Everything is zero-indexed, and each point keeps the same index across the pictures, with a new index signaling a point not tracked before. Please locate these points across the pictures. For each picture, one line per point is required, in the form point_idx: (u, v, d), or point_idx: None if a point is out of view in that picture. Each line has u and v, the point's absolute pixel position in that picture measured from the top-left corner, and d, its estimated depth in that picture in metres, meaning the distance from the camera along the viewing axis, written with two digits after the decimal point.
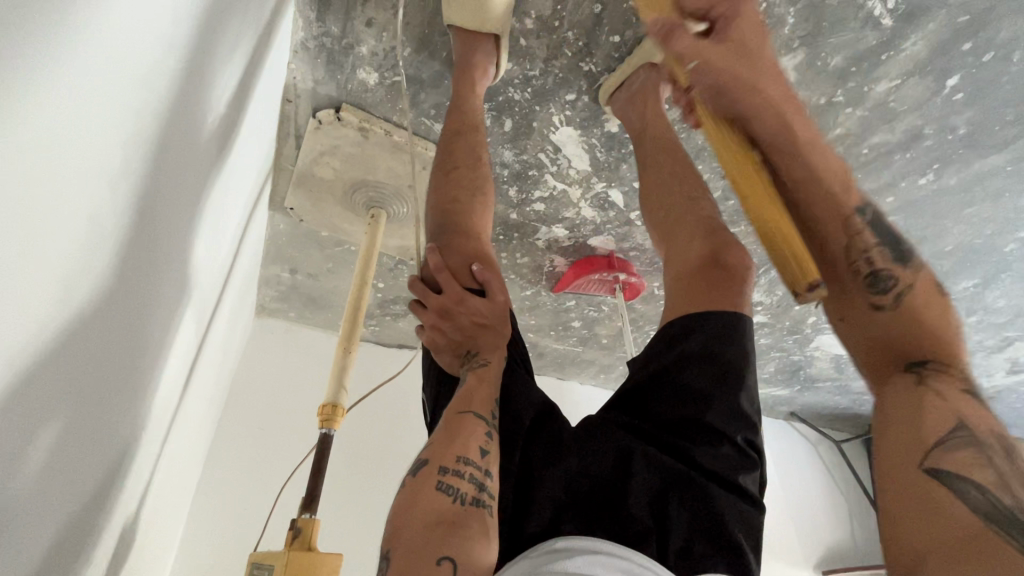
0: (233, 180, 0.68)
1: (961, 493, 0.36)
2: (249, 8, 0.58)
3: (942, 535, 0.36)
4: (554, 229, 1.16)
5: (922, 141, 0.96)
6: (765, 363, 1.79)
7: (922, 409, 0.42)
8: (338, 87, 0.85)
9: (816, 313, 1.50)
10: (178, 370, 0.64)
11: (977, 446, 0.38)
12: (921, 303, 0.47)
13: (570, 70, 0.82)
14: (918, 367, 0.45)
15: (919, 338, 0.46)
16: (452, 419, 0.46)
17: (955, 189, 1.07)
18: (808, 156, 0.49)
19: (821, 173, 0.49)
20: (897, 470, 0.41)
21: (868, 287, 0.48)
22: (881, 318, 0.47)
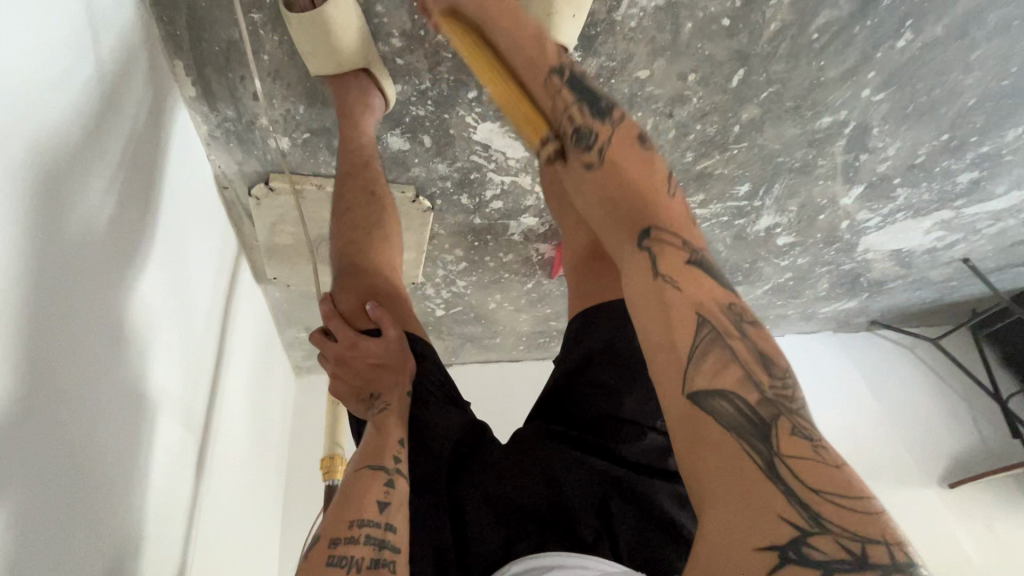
0: (175, 265, 0.73)
1: (715, 412, 0.37)
2: (129, 115, 0.63)
3: (708, 471, 0.36)
4: (524, 220, 1.13)
5: (878, 3, 0.83)
6: (817, 280, 1.65)
7: (665, 300, 0.44)
8: (260, 161, 0.89)
9: (848, 216, 1.36)
10: (172, 451, 0.70)
11: (713, 341, 0.40)
12: (623, 152, 0.53)
13: (459, 70, 0.80)
14: (645, 239, 0.48)
15: (648, 206, 0.49)
16: (347, 489, 0.51)
17: (947, 39, 0.91)
18: (510, 39, 0.62)
19: (523, 47, 0.61)
20: (662, 386, 0.41)
21: (572, 140, 0.55)
22: (590, 173, 0.53)
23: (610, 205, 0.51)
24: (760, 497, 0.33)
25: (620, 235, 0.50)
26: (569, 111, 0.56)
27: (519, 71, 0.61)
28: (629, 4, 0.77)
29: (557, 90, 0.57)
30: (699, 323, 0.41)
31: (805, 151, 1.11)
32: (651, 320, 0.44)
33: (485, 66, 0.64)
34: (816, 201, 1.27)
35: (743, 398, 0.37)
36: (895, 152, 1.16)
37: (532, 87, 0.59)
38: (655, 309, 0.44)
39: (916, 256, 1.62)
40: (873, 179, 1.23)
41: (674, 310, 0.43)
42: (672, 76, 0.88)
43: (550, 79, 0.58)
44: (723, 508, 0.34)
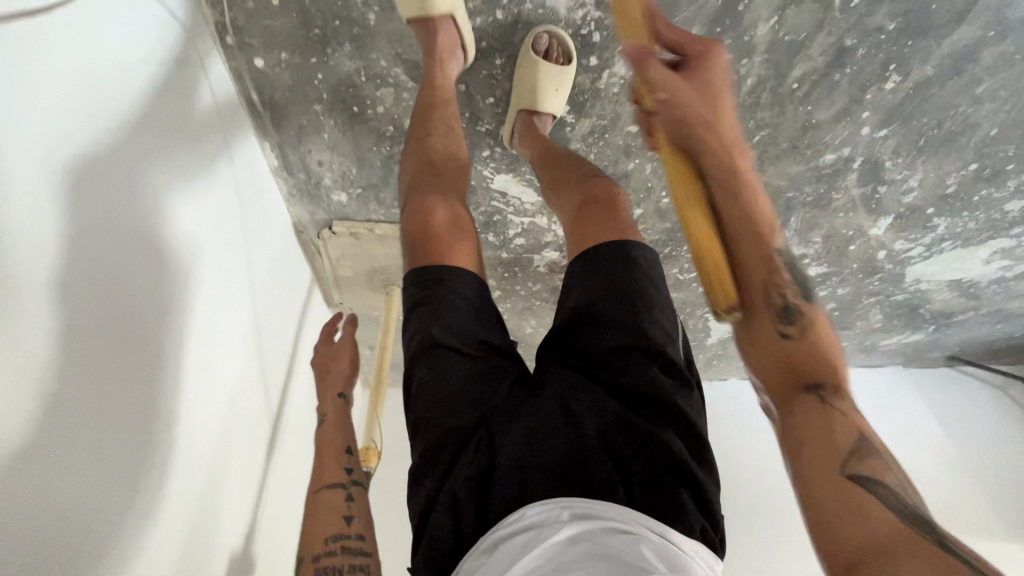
0: (231, 260, 0.88)
1: (877, 496, 0.45)
2: (203, 121, 0.80)
3: (872, 534, 0.43)
4: (547, 254, 1.28)
5: (853, 53, 0.89)
6: (868, 311, 1.60)
7: (832, 414, 0.52)
8: (326, 211, 1.13)
9: (883, 246, 1.34)
10: (217, 416, 0.82)
11: (872, 450, 0.49)
12: (819, 336, 0.57)
13: (472, 135, 0.98)
14: (819, 387, 0.54)
15: (824, 364, 0.56)
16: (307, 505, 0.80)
17: (939, 79, 0.94)
18: (735, 176, 0.62)
19: (750, 194, 0.62)
20: (817, 474, 0.49)
21: (777, 313, 0.58)
22: (790, 340, 0.57)
23: (792, 368, 0.56)
24: (935, 554, 0.40)
25: (790, 384, 0.56)
26: (780, 288, 0.59)
27: (731, 219, 0.61)
28: (609, 74, 0.91)
29: (772, 267, 0.60)
30: (861, 437, 0.51)
31: (814, 186, 1.15)
32: (817, 433, 0.51)
33: (692, 198, 0.61)
34: (841, 232, 1.28)
35: (900, 495, 0.46)
36: (919, 184, 1.16)
37: (734, 235, 0.60)
38: (817, 414, 0.52)
39: (983, 287, 1.52)
40: (901, 210, 1.23)
41: (837, 421, 0.51)
42: None
43: (767, 252, 0.60)
44: (896, 562, 0.40)
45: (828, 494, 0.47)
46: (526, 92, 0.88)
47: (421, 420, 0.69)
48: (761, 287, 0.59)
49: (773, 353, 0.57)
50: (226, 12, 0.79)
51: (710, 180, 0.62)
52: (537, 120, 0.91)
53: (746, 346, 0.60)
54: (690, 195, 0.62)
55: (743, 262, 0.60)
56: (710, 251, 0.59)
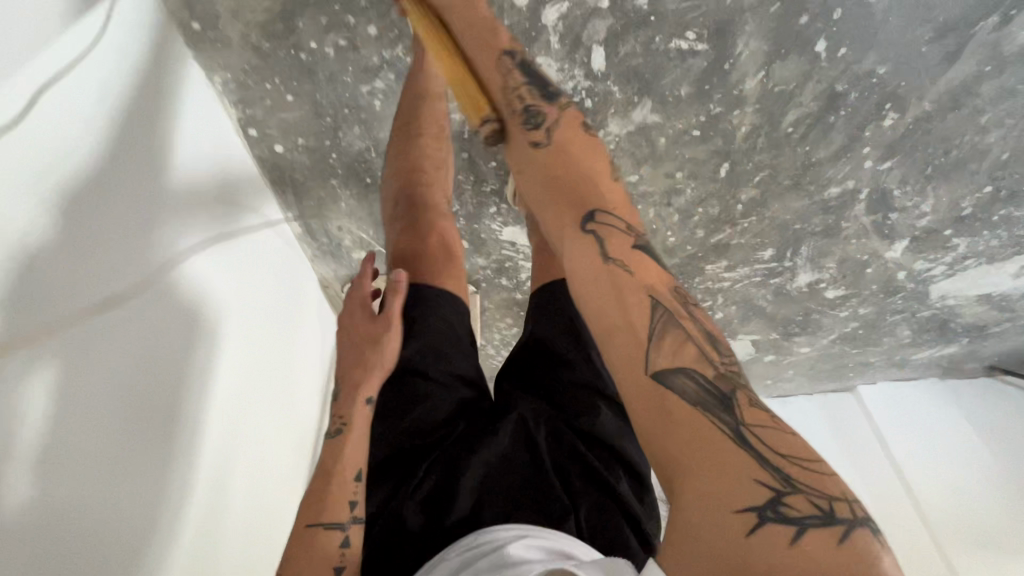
0: (246, 290, 0.90)
1: (676, 389, 0.43)
2: (213, 160, 0.84)
3: (681, 440, 0.41)
4: None
5: (845, 96, 0.90)
6: (894, 328, 1.57)
7: (614, 276, 0.49)
8: (348, 268, 1.21)
9: (903, 267, 1.32)
10: (229, 450, 0.82)
11: (668, 321, 0.46)
12: (566, 130, 0.61)
13: (479, 195, 1.04)
14: (591, 222, 0.53)
15: (596, 194, 0.55)
16: (304, 529, 0.61)
17: (939, 113, 0.94)
18: (457, 9, 0.69)
19: (480, 27, 0.67)
20: (619, 365, 0.46)
21: (524, 121, 0.61)
22: (540, 153, 0.59)
23: (562, 189, 0.56)
24: (734, 464, 0.39)
25: (569, 212, 0.55)
26: (520, 94, 0.63)
27: (476, 53, 0.66)
28: (604, 134, 0.95)
29: (506, 70, 0.65)
30: (652, 297, 0.48)
31: (821, 217, 1.16)
32: (608, 299, 0.49)
33: (447, 52, 0.68)
34: (856, 257, 1.28)
35: (704, 376, 0.43)
36: (933, 208, 1.14)
37: (478, 62, 0.66)
38: (599, 275, 0.50)
39: (1018, 299, 1.47)
40: (916, 234, 1.21)
41: (625, 283, 0.49)
42: (661, 176, 1.03)
43: (500, 60, 0.65)
44: (703, 487, 0.39)
45: (633, 394, 0.45)
46: None
47: (382, 435, 0.71)
48: (510, 105, 0.63)
49: (540, 176, 0.59)
50: (247, 111, 0.87)
51: (456, 31, 0.68)
52: None
53: (517, 175, 0.62)
54: (445, 51, 0.69)
55: (491, 83, 0.65)
56: (475, 93, 0.65)
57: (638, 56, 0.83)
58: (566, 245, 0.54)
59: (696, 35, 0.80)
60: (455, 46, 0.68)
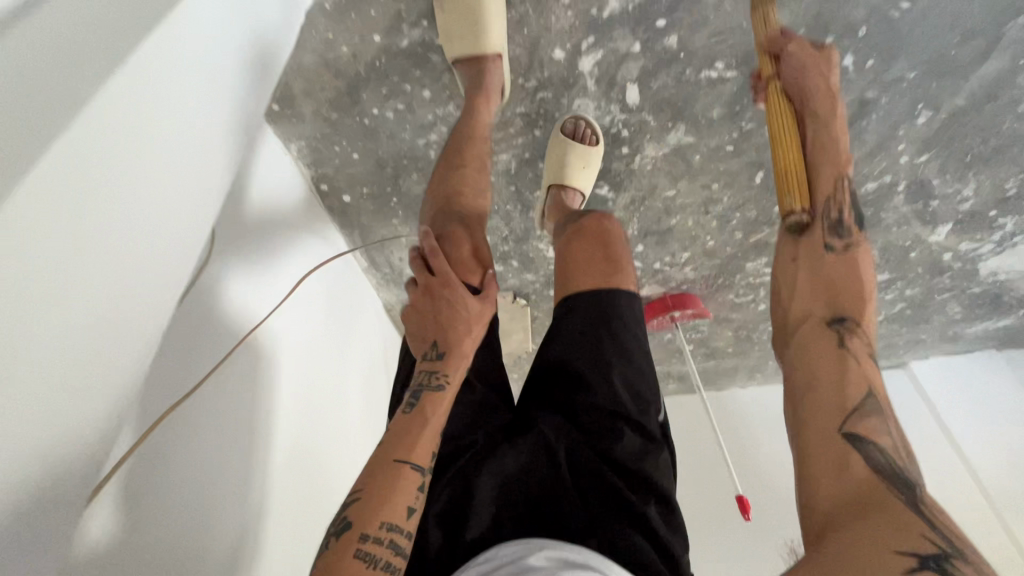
0: (292, 302, 0.94)
1: (864, 455, 0.53)
2: (267, 181, 0.88)
3: (848, 487, 0.52)
4: None
5: (876, 101, 0.93)
6: (944, 306, 1.57)
7: (845, 365, 0.59)
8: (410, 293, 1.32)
9: (949, 249, 1.33)
10: (294, 468, 0.92)
11: (876, 410, 0.56)
12: (861, 255, 0.67)
13: (526, 220, 1.13)
14: (840, 325, 0.63)
15: (851, 303, 0.64)
16: (393, 460, 0.56)
17: (974, 106, 0.95)
18: (811, 104, 0.71)
19: (835, 137, 0.71)
20: (817, 430, 0.57)
21: (830, 229, 0.67)
22: (827, 256, 0.66)
23: (827, 292, 0.65)
24: (905, 520, 0.47)
25: (820, 309, 0.65)
26: (842, 210, 0.68)
27: (816, 153, 0.70)
28: (641, 158, 1.01)
29: (840, 191, 0.69)
30: (868, 391, 0.58)
31: (860, 210, 1.18)
32: (824, 377, 0.60)
33: (790, 123, 0.70)
34: (898, 244, 1.29)
35: (891, 458, 0.53)
36: (976, 191, 1.15)
37: (816, 166, 0.69)
38: (830, 359, 0.60)
39: None
40: (960, 217, 1.22)
41: (852, 373, 0.59)
42: (698, 188, 1.08)
43: (837, 183, 0.69)
44: (860, 523, 0.48)
45: (821, 446, 0.56)
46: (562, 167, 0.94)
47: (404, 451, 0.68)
48: (827, 215, 0.68)
49: (818, 272, 0.66)
50: (319, 170, 0.98)
51: (804, 124, 0.72)
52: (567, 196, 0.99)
53: (787, 258, 0.70)
54: (780, 112, 0.71)
55: (821, 184, 0.69)
56: (793, 162, 0.68)
57: (671, 89, 0.88)
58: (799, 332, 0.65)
59: (725, 65, 0.85)
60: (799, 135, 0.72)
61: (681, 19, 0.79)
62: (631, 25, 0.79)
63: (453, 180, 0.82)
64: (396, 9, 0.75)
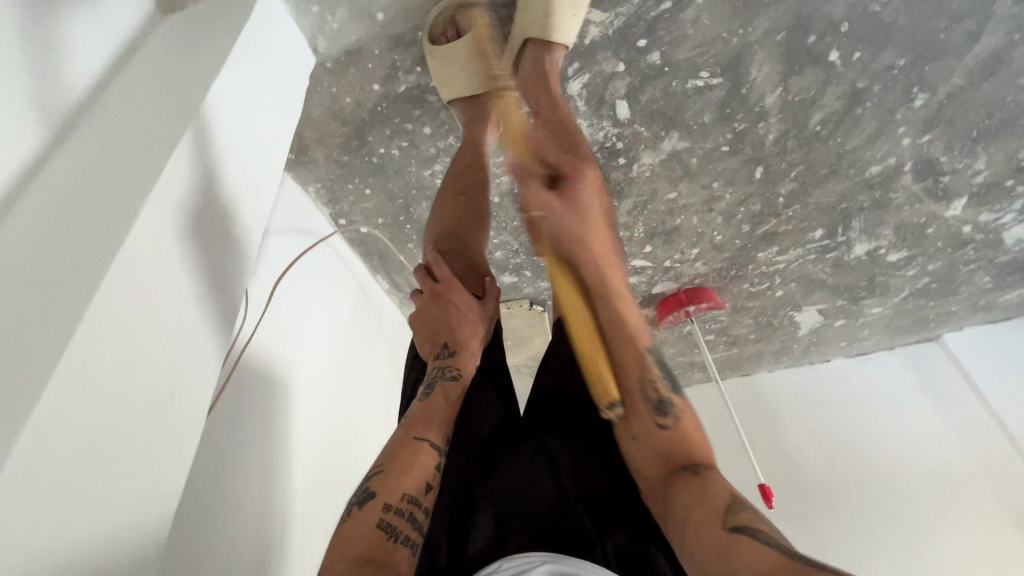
0: (316, 333, 0.98)
1: (752, 538, 0.46)
2: (288, 221, 0.95)
3: (752, 570, 0.43)
4: None
5: (869, 90, 0.94)
6: (972, 277, 1.54)
7: (706, 483, 0.54)
8: None
9: (968, 222, 1.30)
10: (319, 476, 0.93)
11: (748, 512, 0.50)
12: (688, 421, 0.62)
13: None
14: (690, 468, 0.57)
15: (696, 450, 0.59)
16: (412, 438, 0.58)
17: (972, 84, 0.95)
18: (606, 274, 0.66)
19: (620, 291, 0.66)
20: (700, 529, 0.50)
21: (652, 410, 0.62)
22: (662, 435, 0.60)
23: (669, 457, 0.59)
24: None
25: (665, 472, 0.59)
26: (654, 382, 0.63)
27: (613, 329, 0.65)
28: (639, 166, 1.04)
29: (644, 367, 0.64)
30: (731, 493, 0.53)
31: (867, 193, 1.18)
32: (690, 496, 0.53)
33: (575, 309, 0.66)
34: (913, 222, 1.28)
35: (773, 538, 0.47)
36: (988, 163, 1.13)
37: (618, 347, 0.65)
38: (693, 486, 0.54)
39: None
40: (975, 190, 1.20)
41: (711, 486, 0.53)
42: (698, 189, 1.11)
43: (642, 352, 0.65)
44: None
45: (709, 548, 0.48)
46: (540, 15, 0.76)
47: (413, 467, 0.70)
48: (641, 394, 0.63)
49: (658, 446, 0.60)
50: (336, 207, 1.05)
51: (597, 309, 0.66)
52: (547, 55, 0.78)
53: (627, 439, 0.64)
54: (578, 313, 0.66)
55: (625, 365, 0.64)
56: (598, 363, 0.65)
57: (659, 100, 0.91)
58: (664, 480, 0.58)
59: (710, 73, 0.88)
60: (590, 312, 0.66)
61: (661, 37, 0.82)
62: (614, 48, 0.83)
63: (456, 202, 0.83)
64: (391, 59, 0.80)
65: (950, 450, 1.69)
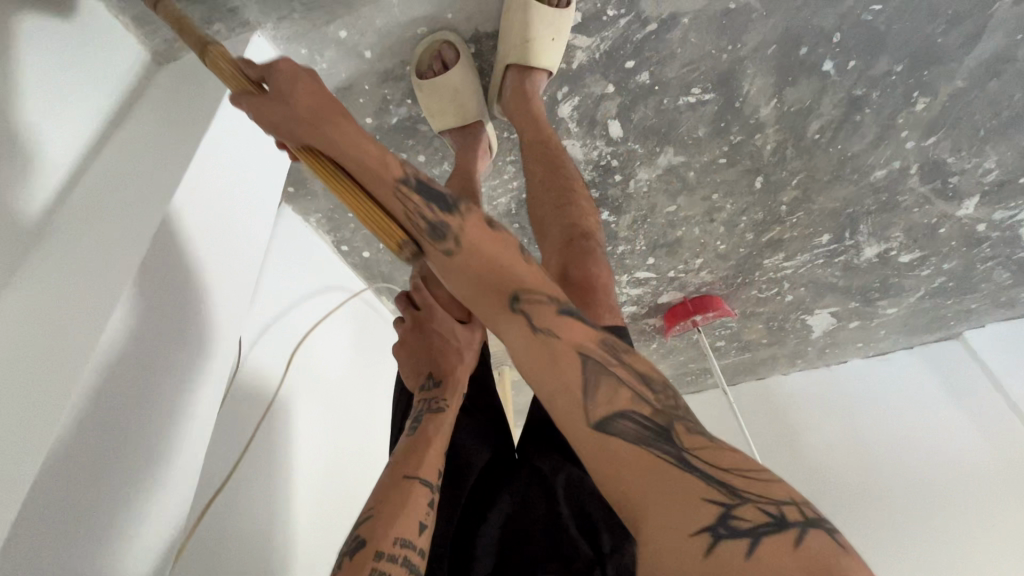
0: (319, 358, 0.99)
1: (619, 430, 0.41)
2: (289, 253, 0.97)
3: (635, 480, 0.39)
4: (626, 308, 1.45)
5: (867, 97, 0.92)
6: (990, 274, 1.49)
7: (553, 345, 0.46)
8: None
9: (982, 220, 1.27)
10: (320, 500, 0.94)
11: (601, 370, 0.45)
12: (474, 221, 0.49)
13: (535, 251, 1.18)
14: (517, 302, 0.48)
15: (510, 267, 0.49)
16: (401, 478, 0.59)
17: (975, 86, 0.92)
18: (339, 143, 0.49)
19: (364, 146, 0.49)
20: (572, 420, 0.43)
21: (429, 235, 0.48)
22: (455, 261, 0.48)
23: (485, 283, 0.48)
24: (684, 488, 0.37)
25: (492, 303, 0.48)
26: (419, 208, 0.49)
27: (371, 183, 0.49)
28: (636, 182, 1.04)
29: (398, 183, 0.49)
30: (581, 343, 0.46)
31: (873, 197, 1.16)
32: (544, 365, 0.46)
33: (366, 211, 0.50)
34: (924, 222, 1.25)
35: (641, 413, 0.42)
36: (999, 161, 1.10)
37: (376, 190, 0.49)
38: (541, 349, 0.46)
39: None
40: (987, 189, 1.17)
41: (560, 348, 0.46)
42: (697, 202, 1.10)
43: (394, 175, 0.49)
44: (661, 524, 0.36)
45: (588, 454, 0.42)
46: (519, 41, 0.77)
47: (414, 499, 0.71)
48: (409, 217, 0.49)
49: (465, 274, 0.49)
50: (338, 235, 1.07)
51: (360, 174, 0.49)
52: (527, 80, 0.80)
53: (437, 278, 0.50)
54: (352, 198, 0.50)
55: (392, 206, 0.49)
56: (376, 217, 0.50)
57: (652, 118, 0.91)
58: (502, 329, 0.48)
59: (701, 89, 0.87)
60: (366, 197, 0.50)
61: (648, 58, 0.82)
62: (601, 71, 0.83)
63: None
64: (382, 94, 0.82)
65: (977, 452, 1.63)
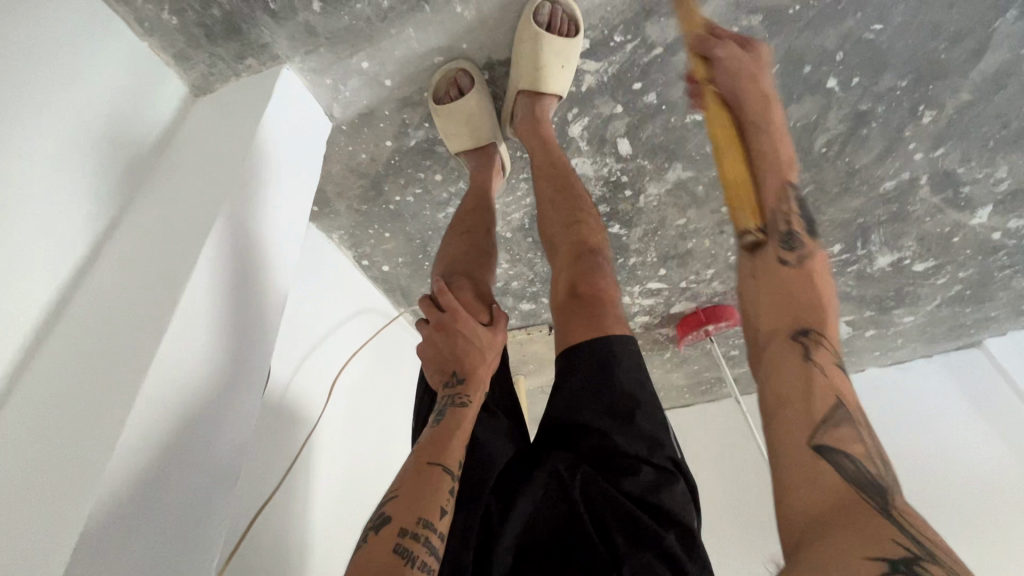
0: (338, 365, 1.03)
1: (837, 463, 0.39)
2: (314, 266, 1.02)
3: (814, 500, 0.37)
4: (638, 318, 1.48)
5: (873, 111, 0.94)
6: (1009, 282, 1.48)
7: (811, 379, 0.44)
8: None
9: (996, 229, 1.27)
10: (337, 502, 0.97)
11: (846, 419, 0.41)
12: (818, 265, 0.52)
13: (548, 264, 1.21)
14: (805, 335, 0.46)
15: (817, 307, 0.48)
16: (425, 464, 0.61)
17: (981, 99, 0.94)
18: (743, 91, 0.65)
19: (771, 122, 0.63)
20: (787, 433, 0.42)
21: (779, 237, 0.54)
22: (782, 269, 0.52)
23: (793, 309, 0.49)
24: (874, 526, 0.34)
25: (782, 327, 0.48)
26: (789, 210, 0.56)
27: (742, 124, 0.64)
28: (646, 196, 1.07)
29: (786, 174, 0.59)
30: (838, 400, 0.43)
31: (884, 208, 1.17)
32: (791, 386, 0.44)
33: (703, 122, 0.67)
34: (937, 232, 1.25)
35: (865, 465, 0.39)
36: (1010, 172, 1.10)
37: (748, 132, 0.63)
38: (796, 375, 0.44)
39: None
40: (999, 198, 1.17)
41: (817, 387, 0.43)
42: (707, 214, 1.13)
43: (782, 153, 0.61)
44: (832, 539, 0.34)
45: (787, 458, 0.41)
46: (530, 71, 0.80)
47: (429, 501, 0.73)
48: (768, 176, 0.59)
49: (779, 287, 0.50)
50: (359, 250, 1.12)
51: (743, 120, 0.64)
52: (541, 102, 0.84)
53: (749, 268, 0.54)
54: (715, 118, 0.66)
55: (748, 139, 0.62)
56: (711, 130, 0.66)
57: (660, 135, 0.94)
58: (764, 349, 0.48)
59: None
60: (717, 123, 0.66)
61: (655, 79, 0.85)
62: (610, 92, 0.87)
63: (461, 243, 0.88)
64: (401, 118, 0.87)
65: (999, 462, 1.61)
